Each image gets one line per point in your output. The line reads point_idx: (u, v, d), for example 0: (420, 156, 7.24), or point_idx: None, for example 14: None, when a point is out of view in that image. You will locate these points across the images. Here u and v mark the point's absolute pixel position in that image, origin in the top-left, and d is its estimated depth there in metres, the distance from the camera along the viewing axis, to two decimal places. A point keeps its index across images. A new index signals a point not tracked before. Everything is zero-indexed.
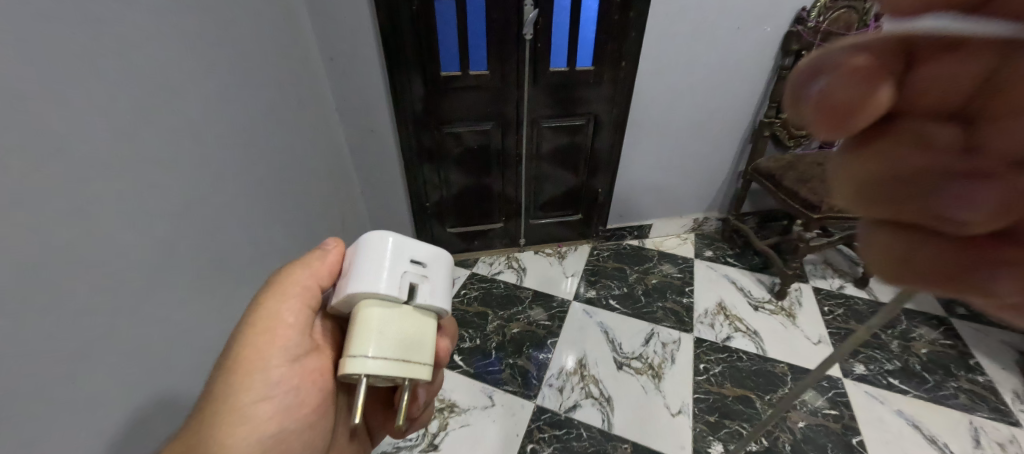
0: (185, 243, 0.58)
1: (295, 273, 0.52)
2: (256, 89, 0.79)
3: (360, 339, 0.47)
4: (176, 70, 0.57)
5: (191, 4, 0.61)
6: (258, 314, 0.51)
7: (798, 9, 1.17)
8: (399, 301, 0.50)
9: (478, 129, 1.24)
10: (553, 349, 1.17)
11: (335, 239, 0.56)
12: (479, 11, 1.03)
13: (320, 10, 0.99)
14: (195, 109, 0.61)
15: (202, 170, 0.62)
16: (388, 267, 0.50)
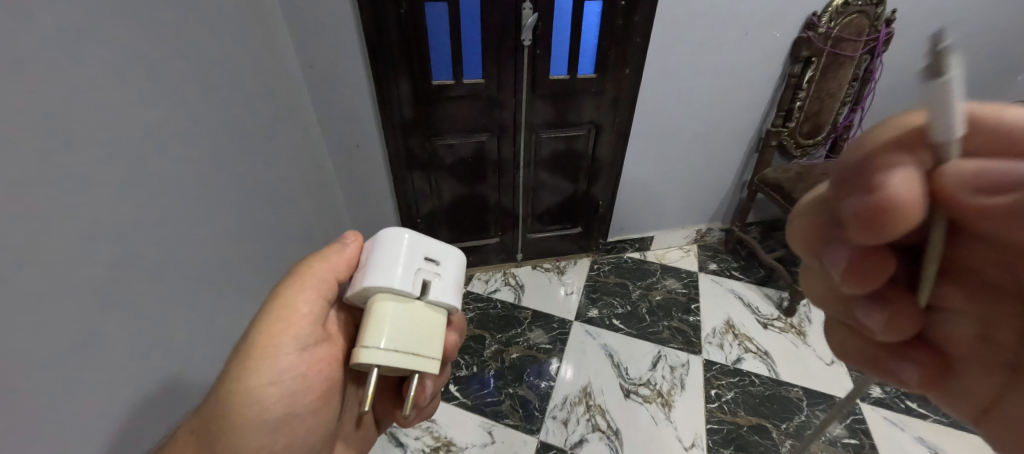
0: (138, 291, 0.50)
1: (315, 262, 0.53)
2: (224, 105, 0.70)
3: (374, 331, 0.47)
4: (128, 90, 0.49)
5: (142, 11, 0.52)
6: (279, 300, 0.52)
7: (808, 14, 1.11)
8: (413, 296, 0.50)
9: (473, 140, 1.15)
10: (556, 377, 1.10)
11: (355, 233, 0.57)
12: (474, 15, 0.95)
13: (298, 13, 0.90)
14: (149, 133, 0.52)
15: (160, 203, 0.53)
16: (403, 263, 0.49)
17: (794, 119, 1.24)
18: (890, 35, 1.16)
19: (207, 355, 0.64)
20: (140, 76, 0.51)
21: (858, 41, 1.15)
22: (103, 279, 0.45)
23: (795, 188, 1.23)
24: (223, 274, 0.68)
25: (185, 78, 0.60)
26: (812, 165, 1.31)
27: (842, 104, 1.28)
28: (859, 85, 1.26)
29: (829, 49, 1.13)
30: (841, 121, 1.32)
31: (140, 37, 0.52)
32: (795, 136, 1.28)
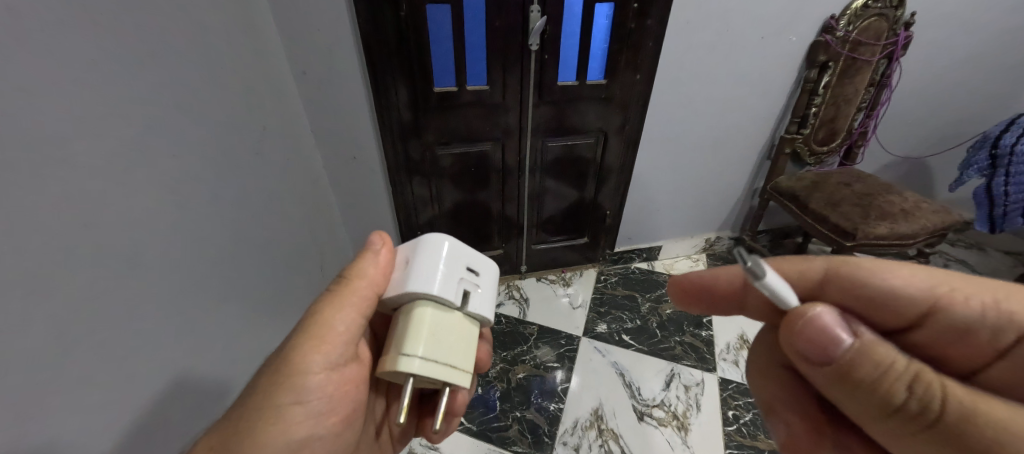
0: (99, 338, 0.43)
1: (361, 272, 0.48)
2: (211, 118, 0.64)
3: (412, 337, 0.43)
4: (85, 103, 0.42)
5: (114, 19, 0.46)
6: (318, 312, 0.47)
7: (826, 17, 1.07)
8: (454, 306, 0.47)
9: (476, 149, 1.10)
10: (565, 399, 1.05)
11: (385, 241, 0.52)
12: (479, 18, 0.90)
13: (289, 15, 0.83)
14: (113, 153, 0.45)
15: (126, 235, 0.47)
16: (446, 271, 0.47)
17: (808, 126, 1.20)
18: (909, 39, 1.13)
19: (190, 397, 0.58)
20: (108, 88, 0.45)
21: (876, 45, 1.11)
22: (52, 330, 0.38)
23: (811, 198, 1.19)
24: (208, 305, 0.62)
25: (164, 88, 0.54)
26: (826, 173, 1.28)
27: (857, 111, 1.25)
28: (875, 91, 1.23)
29: (846, 53, 1.10)
30: (856, 127, 1.30)
31: (110, 44, 0.46)
32: (810, 144, 1.24)
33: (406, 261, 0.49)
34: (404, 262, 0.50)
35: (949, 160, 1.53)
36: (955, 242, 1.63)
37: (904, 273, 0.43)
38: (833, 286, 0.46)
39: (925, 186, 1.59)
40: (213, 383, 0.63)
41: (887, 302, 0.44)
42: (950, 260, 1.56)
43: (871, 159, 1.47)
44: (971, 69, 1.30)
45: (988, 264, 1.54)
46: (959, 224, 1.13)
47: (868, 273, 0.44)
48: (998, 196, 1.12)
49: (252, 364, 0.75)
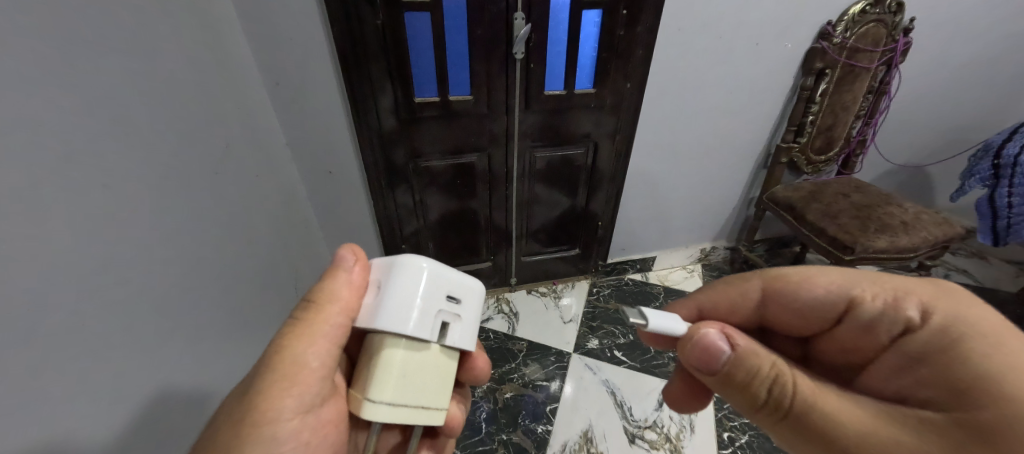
0: (76, 375, 0.40)
1: (329, 295, 0.41)
2: (192, 136, 0.62)
3: (380, 384, 0.38)
4: (63, 126, 0.40)
5: (94, 43, 0.45)
6: (283, 347, 0.40)
7: (823, 24, 1.04)
8: (429, 342, 0.39)
9: (460, 161, 1.06)
10: (553, 420, 1.01)
11: (352, 254, 0.43)
12: (460, 26, 0.86)
13: (260, 25, 0.79)
14: (87, 177, 0.42)
15: (104, 262, 0.44)
16: (420, 308, 0.38)
17: (805, 134, 1.17)
18: (907, 45, 1.10)
19: (174, 431, 0.54)
20: (81, 107, 0.42)
21: (875, 52, 1.08)
22: (28, 371, 0.35)
23: (808, 209, 1.16)
24: (191, 331, 0.58)
25: (139, 103, 0.51)
26: (824, 183, 1.24)
27: (855, 119, 1.22)
28: (874, 99, 1.20)
29: (844, 60, 1.07)
30: (854, 135, 1.26)
31: (82, 62, 0.43)
32: (807, 154, 1.21)
33: (379, 286, 0.40)
34: (375, 286, 0.41)
35: (950, 168, 1.50)
36: (956, 251, 1.60)
37: (826, 280, 0.48)
38: (773, 293, 0.52)
39: (925, 195, 1.56)
40: (201, 412, 0.60)
41: (808, 307, 0.50)
42: (952, 270, 1.53)
43: (871, 167, 1.43)
44: (973, 75, 1.27)
45: (990, 274, 1.51)
46: (961, 236, 1.10)
47: (798, 280, 0.50)
48: (1001, 207, 1.09)
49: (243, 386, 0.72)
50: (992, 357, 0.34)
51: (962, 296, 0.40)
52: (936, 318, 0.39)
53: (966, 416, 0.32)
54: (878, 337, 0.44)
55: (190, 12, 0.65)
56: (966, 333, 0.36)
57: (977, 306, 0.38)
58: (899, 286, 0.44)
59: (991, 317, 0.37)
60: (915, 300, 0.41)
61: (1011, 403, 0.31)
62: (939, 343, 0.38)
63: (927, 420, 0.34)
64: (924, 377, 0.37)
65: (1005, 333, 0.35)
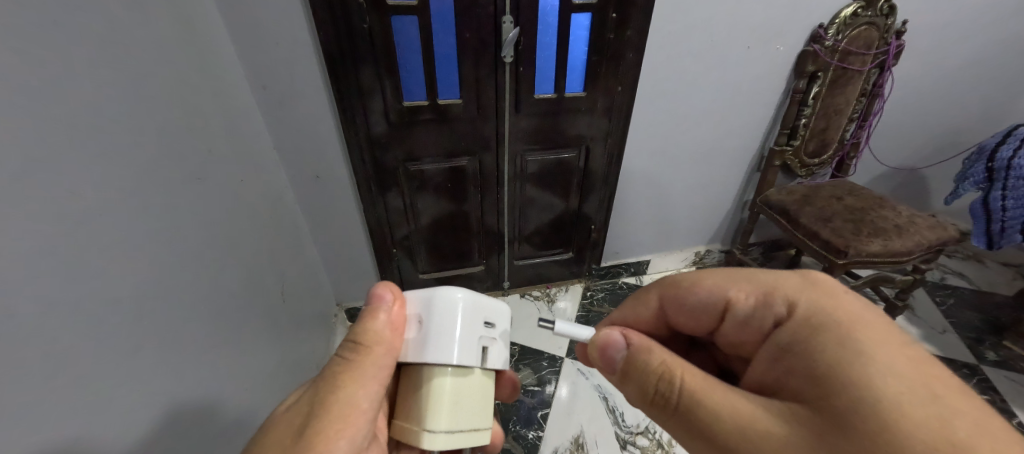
0: (84, 380, 0.39)
1: (379, 336, 0.39)
2: (184, 142, 0.62)
3: (434, 413, 0.37)
4: (66, 134, 0.40)
5: (89, 51, 0.45)
6: (331, 390, 0.38)
7: (814, 26, 1.03)
8: (474, 367, 0.39)
9: (451, 164, 1.05)
10: (545, 426, 1.00)
11: (391, 290, 0.41)
12: (448, 29, 0.85)
13: (246, 29, 0.79)
14: (83, 180, 0.42)
15: (103, 265, 0.43)
16: (461, 337, 0.37)
17: (798, 137, 1.17)
18: (900, 48, 1.10)
19: (186, 435, 0.54)
20: (70, 110, 0.41)
21: (867, 54, 1.08)
22: (54, 371, 0.36)
23: (801, 212, 1.15)
24: (194, 335, 0.58)
25: (127, 106, 0.50)
26: (818, 185, 1.24)
27: (849, 121, 1.21)
28: (867, 101, 1.19)
29: (835, 63, 1.06)
30: (848, 138, 1.26)
31: (71, 65, 0.42)
32: (800, 157, 1.20)
33: (419, 321, 0.38)
34: (415, 320, 0.39)
35: (945, 170, 1.49)
36: (952, 253, 1.59)
37: (711, 283, 0.45)
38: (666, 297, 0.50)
39: (921, 197, 1.55)
40: (210, 417, 0.60)
41: (697, 308, 0.47)
42: (948, 273, 1.52)
43: (866, 170, 1.43)
44: (968, 77, 1.26)
45: (987, 277, 1.50)
46: (955, 239, 1.10)
47: (686, 282, 0.48)
48: (995, 210, 1.08)
49: (248, 390, 0.71)
50: (848, 346, 0.32)
51: (827, 285, 0.38)
52: (800, 310, 0.37)
53: (825, 410, 0.31)
54: (755, 332, 0.41)
55: (177, 16, 0.64)
56: (828, 323, 0.34)
57: (840, 294, 0.36)
58: (772, 278, 0.41)
59: (853, 304, 0.35)
60: (782, 294, 0.39)
61: (862, 396, 0.29)
62: (802, 335, 0.35)
63: (792, 416, 0.32)
64: (790, 369, 0.35)
65: (863, 320, 0.33)
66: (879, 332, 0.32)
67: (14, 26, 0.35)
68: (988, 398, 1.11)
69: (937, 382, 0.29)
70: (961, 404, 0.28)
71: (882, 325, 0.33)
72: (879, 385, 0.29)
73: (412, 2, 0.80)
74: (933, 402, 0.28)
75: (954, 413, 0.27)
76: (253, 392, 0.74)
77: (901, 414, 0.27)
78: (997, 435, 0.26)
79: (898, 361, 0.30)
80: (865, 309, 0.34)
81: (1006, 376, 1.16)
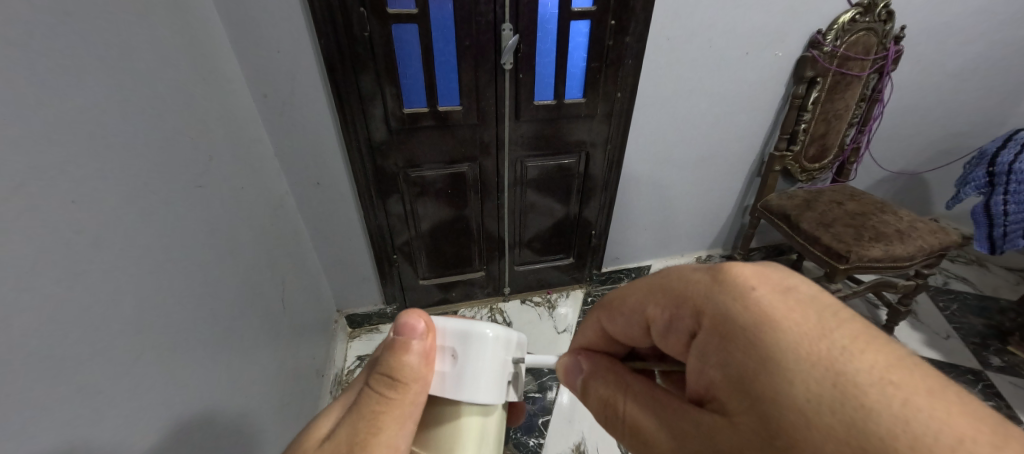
0: (79, 390, 0.38)
1: (415, 372, 0.36)
2: (186, 150, 0.63)
3: (459, 450, 0.37)
4: (70, 144, 0.41)
5: (97, 66, 0.46)
6: (368, 433, 0.34)
7: (812, 32, 1.04)
8: (497, 404, 0.39)
9: (450, 171, 1.05)
10: (545, 433, 0.99)
11: (417, 315, 0.36)
12: (448, 37, 0.86)
13: (249, 40, 0.81)
14: (84, 191, 0.42)
15: (103, 272, 0.43)
16: (490, 375, 0.37)
17: (798, 143, 1.17)
18: (898, 53, 1.10)
19: (185, 444, 0.53)
20: (69, 117, 0.41)
21: (866, 60, 1.08)
22: (58, 377, 0.36)
23: (803, 217, 1.14)
24: (194, 342, 0.58)
25: (128, 114, 0.51)
26: (818, 190, 1.24)
27: (849, 126, 1.21)
28: (866, 106, 1.20)
29: (834, 68, 1.07)
30: (848, 143, 1.26)
31: (70, 72, 0.42)
32: (800, 162, 1.20)
33: (453, 356, 0.37)
34: (447, 353, 0.37)
35: (945, 175, 1.49)
36: (955, 258, 1.59)
37: (628, 300, 0.38)
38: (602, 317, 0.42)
39: (923, 202, 1.55)
40: (212, 424, 0.59)
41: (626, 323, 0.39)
42: (951, 277, 1.51)
43: (866, 174, 1.42)
44: (968, 81, 1.26)
45: (990, 281, 1.49)
46: (958, 244, 1.09)
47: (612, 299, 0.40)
48: (997, 215, 1.08)
49: (249, 397, 0.71)
50: (756, 356, 0.26)
51: (736, 275, 0.29)
52: (706, 317, 0.29)
53: (746, 429, 0.26)
54: (675, 345, 0.33)
55: (177, 24, 0.65)
56: (737, 330, 0.27)
57: (748, 286, 0.28)
58: (681, 277, 0.32)
59: (761, 296, 0.27)
60: (689, 302, 0.31)
61: (776, 415, 0.24)
62: (713, 347, 0.29)
63: (716, 436, 0.28)
64: (711, 381, 0.29)
65: (773, 316, 0.26)
66: (790, 328, 0.25)
67: (15, 38, 0.36)
68: (995, 405, 1.10)
69: (856, 373, 0.22)
70: (888, 394, 0.20)
71: (798, 315, 0.25)
72: (788, 398, 0.23)
73: (412, 11, 0.81)
74: (847, 405, 0.21)
75: (879, 412, 0.20)
76: (255, 398, 0.73)
77: (812, 431, 0.22)
78: (932, 428, 0.19)
79: (809, 359, 0.23)
80: (777, 299, 0.26)
81: (1011, 382, 1.15)
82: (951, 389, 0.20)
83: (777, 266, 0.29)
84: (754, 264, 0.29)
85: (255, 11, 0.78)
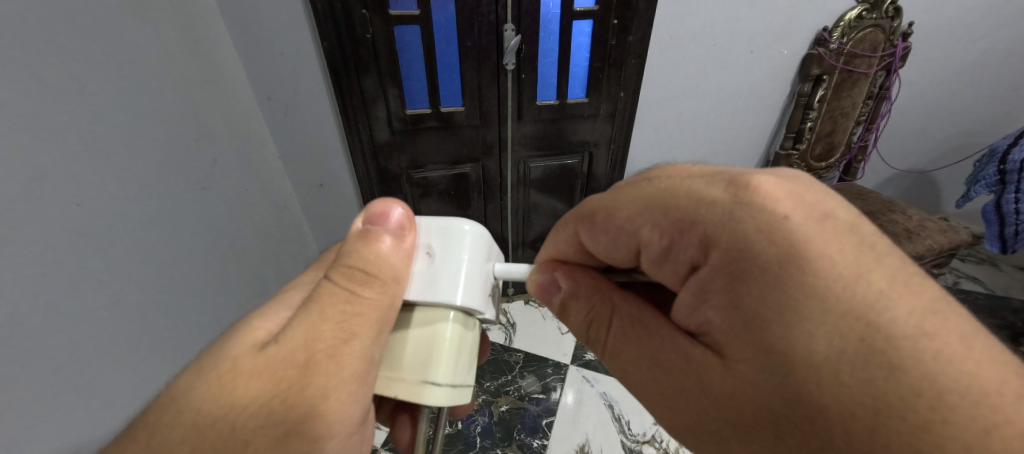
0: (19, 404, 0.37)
1: (391, 270, 0.30)
2: (193, 155, 0.64)
3: (433, 359, 0.30)
4: (75, 154, 0.43)
5: (105, 81, 0.48)
6: (337, 340, 0.28)
7: (819, 29, 1.02)
8: (480, 314, 0.33)
9: (454, 172, 1.05)
10: (548, 435, 0.99)
11: (387, 206, 0.30)
12: (450, 39, 0.86)
13: (252, 46, 0.82)
14: (87, 191, 0.44)
15: (78, 281, 0.43)
16: (466, 277, 0.31)
17: (804, 141, 1.15)
18: (907, 50, 1.09)
19: None
20: (51, 126, 0.41)
21: (874, 57, 1.07)
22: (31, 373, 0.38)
23: None
24: (174, 345, 0.57)
25: (132, 120, 0.51)
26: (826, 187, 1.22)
27: (856, 124, 1.20)
28: (874, 104, 1.18)
29: (841, 66, 1.06)
30: (855, 142, 1.24)
31: (72, 84, 0.44)
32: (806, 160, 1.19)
33: (428, 253, 0.32)
34: (423, 250, 0.32)
35: (955, 174, 1.47)
36: (966, 257, 1.56)
37: (618, 220, 0.31)
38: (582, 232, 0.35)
39: (932, 201, 1.53)
40: None
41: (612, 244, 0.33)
42: (961, 277, 1.49)
43: (873, 173, 1.41)
44: (978, 78, 1.24)
45: (1002, 281, 1.47)
46: (966, 243, 1.08)
47: (600, 212, 0.33)
48: (1009, 213, 1.06)
49: None
50: (775, 300, 0.24)
51: (766, 197, 0.25)
52: (718, 251, 0.26)
53: (745, 374, 0.26)
54: (670, 276, 0.30)
55: (181, 30, 0.65)
56: (756, 269, 0.24)
57: (782, 214, 0.24)
58: (692, 196, 0.27)
59: (796, 227, 0.24)
60: (699, 228, 0.26)
61: (781, 362, 0.24)
62: (721, 286, 0.26)
63: (705, 368, 0.28)
64: (709, 321, 0.28)
65: (806, 254, 0.23)
66: (826, 268, 0.23)
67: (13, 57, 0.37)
68: None
69: (893, 326, 0.21)
70: (922, 347, 0.21)
71: (834, 250, 0.23)
72: (803, 347, 0.23)
73: (414, 12, 0.81)
74: (871, 359, 0.21)
75: (914, 365, 0.20)
76: None
77: (823, 384, 0.22)
78: (952, 381, 0.20)
79: (840, 305, 0.22)
80: (813, 230, 0.24)
81: None
82: (974, 331, 0.22)
83: (812, 188, 0.25)
84: (786, 184, 0.25)
85: (258, 15, 0.78)
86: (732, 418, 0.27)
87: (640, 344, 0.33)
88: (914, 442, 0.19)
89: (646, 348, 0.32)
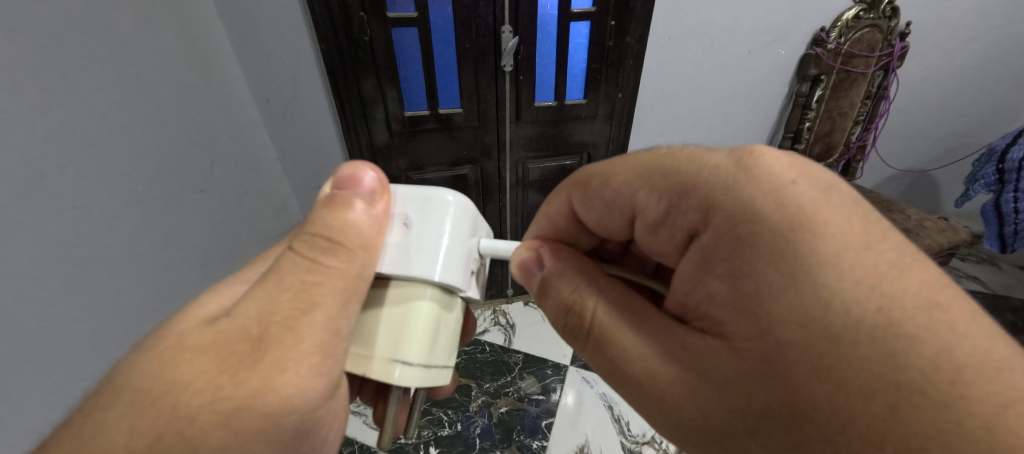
0: None
1: (359, 238, 0.29)
2: (191, 158, 0.64)
3: (404, 337, 0.30)
4: (65, 159, 0.44)
5: (100, 87, 0.49)
6: (296, 309, 0.28)
7: (816, 29, 1.03)
8: (462, 292, 0.33)
9: (453, 173, 1.05)
10: (548, 436, 0.99)
11: (359, 170, 0.31)
12: (448, 41, 0.86)
13: (250, 49, 0.82)
14: (82, 193, 0.46)
15: (52, 279, 0.44)
16: (446, 248, 0.30)
17: (802, 141, 1.16)
18: (904, 49, 1.09)
19: None
20: (44, 132, 0.42)
21: (871, 57, 1.08)
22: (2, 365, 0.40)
23: None
24: None
25: (127, 124, 0.52)
26: None
27: (855, 124, 1.20)
28: (873, 104, 1.18)
29: (838, 66, 1.06)
30: (854, 141, 1.24)
31: (66, 90, 0.44)
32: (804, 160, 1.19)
33: (405, 223, 0.31)
34: (400, 221, 0.31)
35: (954, 173, 1.47)
36: (966, 257, 1.56)
37: (614, 184, 0.32)
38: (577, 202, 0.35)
39: (931, 200, 1.52)
40: None
41: (610, 207, 0.33)
42: (962, 277, 1.48)
43: (873, 172, 1.41)
44: (975, 79, 1.25)
45: (1002, 280, 1.46)
46: (966, 241, 1.08)
47: (598, 180, 0.33)
48: (1008, 213, 1.06)
49: None
50: (784, 268, 0.24)
51: (769, 163, 0.25)
52: (720, 216, 0.26)
53: (753, 355, 0.25)
54: (669, 243, 0.31)
55: (179, 33, 0.66)
56: (764, 234, 0.24)
57: (787, 180, 0.25)
58: (693, 160, 0.28)
59: (801, 193, 0.24)
60: (698, 191, 0.27)
61: (791, 338, 0.24)
62: (725, 253, 0.26)
63: (709, 355, 0.28)
64: (712, 294, 0.28)
65: (814, 222, 0.24)
66: (834, 237, 0.23)
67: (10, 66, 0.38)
68: None
69: (904, 298, 0.22)
70: (936, 319, 0.21)
71: (842, 221, 0.24)
72: (817, 319, 0.23)
73: (412, 14, 0.81)
74: (890, 331, 0.21)
75: (928, 341, 0.21)
76: None
77: (843, 358, 0.22)
78: (965, 356, 0.20)
79: (854, 273, 0.22)
80: (819, 199, 0.24)
81: None
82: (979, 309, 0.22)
83: (814, 162, 0.26)
84: (788, 154, 0.26)
85: (256, 19, 0.79)
86: (731, 406, 0.27)
87: (635, 328, 0.32)
88: (934, 418, 0.19)
89: (642, 335, 0.32)
